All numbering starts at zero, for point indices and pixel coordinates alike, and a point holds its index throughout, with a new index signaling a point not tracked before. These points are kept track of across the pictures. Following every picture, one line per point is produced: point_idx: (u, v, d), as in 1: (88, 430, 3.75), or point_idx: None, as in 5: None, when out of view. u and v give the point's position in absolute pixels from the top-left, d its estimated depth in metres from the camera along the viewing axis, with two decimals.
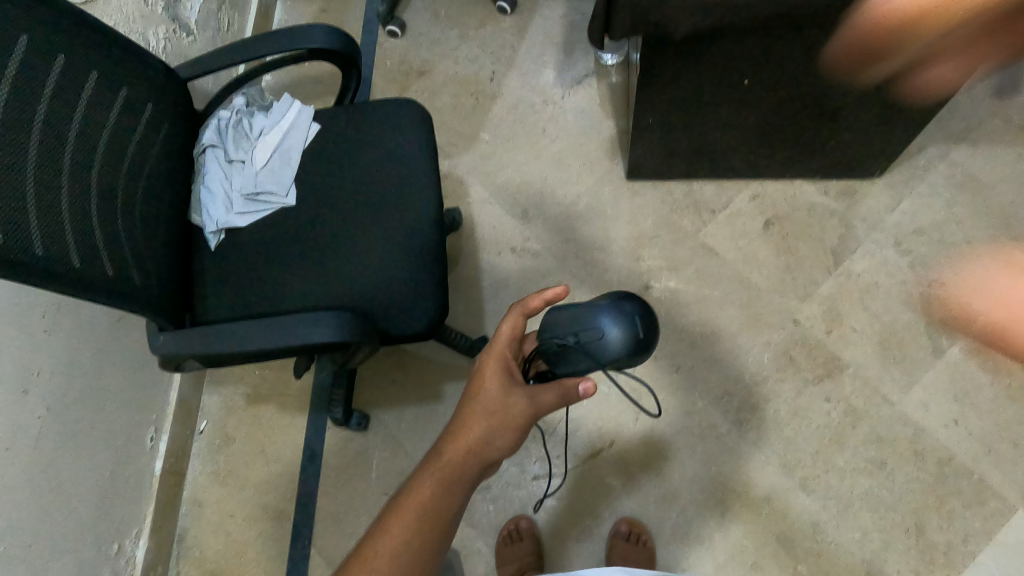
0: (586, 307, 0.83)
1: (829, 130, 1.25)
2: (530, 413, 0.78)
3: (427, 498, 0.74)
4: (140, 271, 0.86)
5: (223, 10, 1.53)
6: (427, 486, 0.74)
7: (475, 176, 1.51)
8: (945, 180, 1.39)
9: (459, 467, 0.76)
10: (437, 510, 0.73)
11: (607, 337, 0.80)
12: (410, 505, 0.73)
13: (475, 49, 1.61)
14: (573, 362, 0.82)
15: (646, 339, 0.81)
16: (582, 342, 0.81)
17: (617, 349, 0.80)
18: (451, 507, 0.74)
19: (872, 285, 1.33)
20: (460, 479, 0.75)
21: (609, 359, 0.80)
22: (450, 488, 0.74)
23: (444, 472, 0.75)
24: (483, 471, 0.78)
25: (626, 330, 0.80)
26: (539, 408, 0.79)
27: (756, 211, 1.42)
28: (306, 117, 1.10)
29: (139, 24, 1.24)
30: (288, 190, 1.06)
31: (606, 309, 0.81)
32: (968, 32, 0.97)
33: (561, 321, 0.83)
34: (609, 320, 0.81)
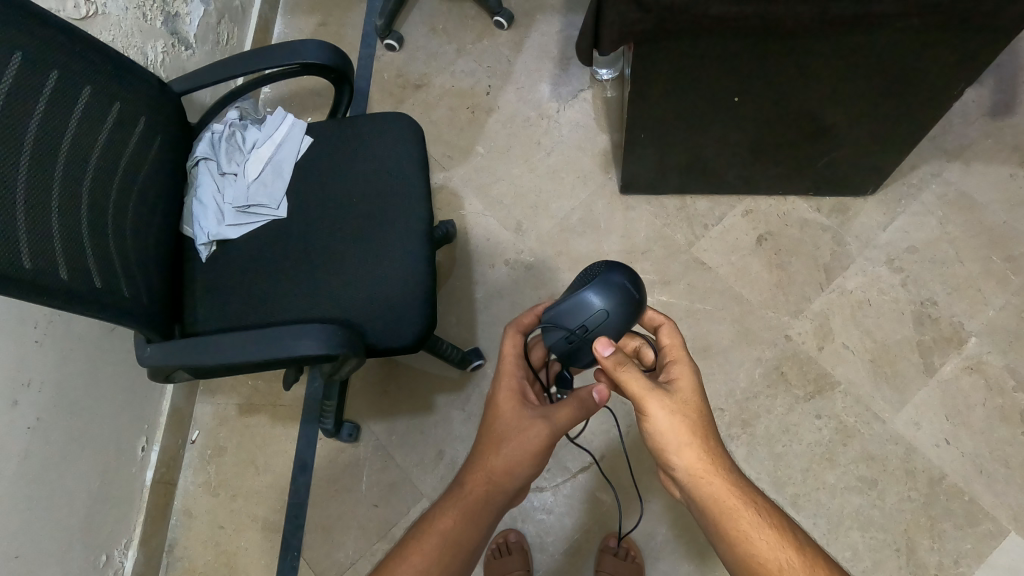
0: (578, 295, 0.83)
1: (820, 146, 1.26)
2: (551, 436, 0.80)
3: (448, 530, 0.76)
4: (128, 281, 0.86)
5: (222, 23, 1.55)
6: (448, 516, 0.77)
7: (470, 189, 1.52)
8: (937, 198, 1.40)
9: (481, 498, 0.79)
10: (457, 541, 0.76)
11: (610, 314, 0.82)
12: (431, 538, 0.76)
13: (472, 63, 1.63)
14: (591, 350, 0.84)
15: (639, 295, 0.84)
16: (592, 330, 0.82)
17: (623, 320, 0.83)
18: (471, 539, 0.77)
19: (864, 302, 1.33)
20: (482, 509, 0.78)
21: (619, 330, 0.83)
22: (471, 519, 0.77)
23: (465, 504, 0.78)
24: (505, 501, 0.80)
25: (620, 301, 0.82)
26: (560, 430, 0.80)
27: (749, 226, 1.42)
28: (299, 130, 1.11)
29: (137, 38, 1.26)
30: (279, 203, 1.07)
31: (592, 291, 0.82)
32: (956, 50, 0.98)
33: (558, 322, 0.83)
34: (603, 297, 0.82)
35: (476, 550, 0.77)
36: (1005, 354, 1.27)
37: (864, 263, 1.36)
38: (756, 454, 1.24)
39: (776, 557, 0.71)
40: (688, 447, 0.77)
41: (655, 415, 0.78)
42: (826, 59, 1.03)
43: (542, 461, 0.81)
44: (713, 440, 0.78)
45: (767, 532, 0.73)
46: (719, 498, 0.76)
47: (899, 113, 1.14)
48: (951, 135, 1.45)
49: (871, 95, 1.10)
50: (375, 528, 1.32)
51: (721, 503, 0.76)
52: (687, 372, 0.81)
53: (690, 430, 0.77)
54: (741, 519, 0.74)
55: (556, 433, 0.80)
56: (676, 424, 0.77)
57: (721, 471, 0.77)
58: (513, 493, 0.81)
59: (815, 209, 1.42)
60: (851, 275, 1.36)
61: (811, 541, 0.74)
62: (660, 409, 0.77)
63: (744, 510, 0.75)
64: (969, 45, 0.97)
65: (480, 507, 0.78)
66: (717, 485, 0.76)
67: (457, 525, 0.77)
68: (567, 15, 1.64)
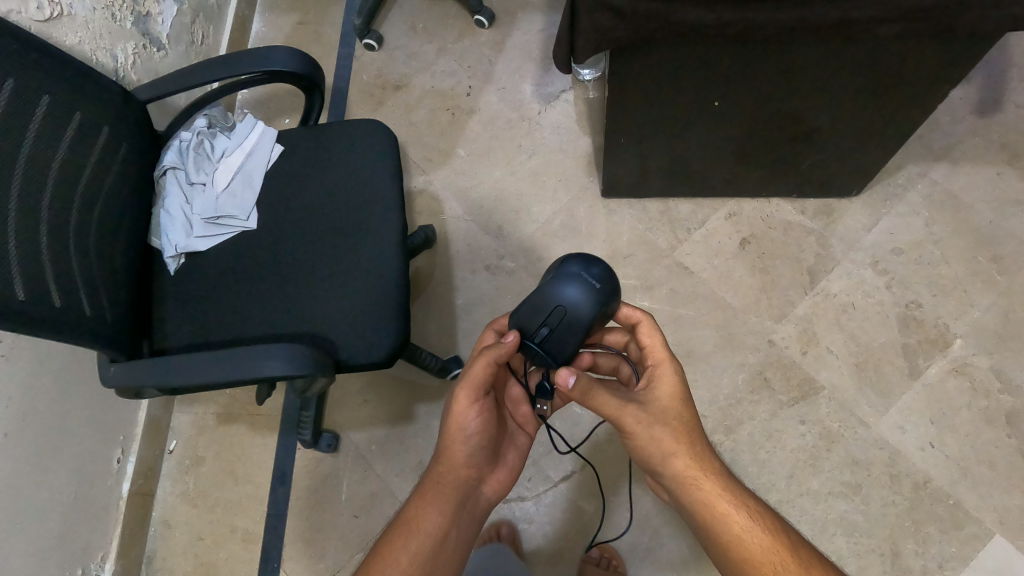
0: (538, 293, 0.89)
1: (803, 150, 1.25)
2: (471, 392, 0.86)
3: (414, 515, 0.84)
4: (91, 298, 0.84)
5: (197, 23, 1.50)
6: (411, 505, 0.86)
7: (450, 193, 1.49)
8: (923, 199, 1.39)
9: (437, 480, 0.87)
10: (421, 525, 0.83)
11: (573, 306, 0.88)
12: (398, 526, 0.84)
13: (452, 63, 1.59)
14: (561, 343, 0.87)
15: (605, 285, 0.89)
16: (557, 323, 0.87)
17: (585, 307, 0.87)
18: (432, 521, 0.83)
19: (849, 305, 1.32)
20: (439, 489, 0.86)
21: (586, 319, 0.87)
22: (430, 501, 0.85)
23: (423, 488, 0.87)
24: (459, 480, 0.88)
25: (580, 291, 0.88)
26: (473, 382, 0.86)
27: (732, 229, 1.40)
28: (269, 138, 1.08)
29: (106, 40, 1.21)
30: (249, 214, 1.04)
31: (552, 288, 0.89)
32: (938, 55, 0.96)
33: (524, 322, 0.88)
34: (562, 292, 0.88)
35: (443, 531, 0.83)
36: (990, 356, 1.26)
37: (849, 265, 1.35)
38: (740, 460, 1.23)
39: (770, 560, 0.74)
40: (673, 456, 0.80)
41: (635, 430, 0.80)
42: (810, 60, 1.00)
43: (474, 423, 0.87)
44: (698, 445, 0.81)
45: (759, 535, 0.75)
46: (710, 504, 0.79)
47: (885, 115, 1.12)
48: (936, 135, 1.44)
49: (855, 99, 1.09)
50: (355, 538, 1.30)
51: (712, 509, 0.79)
52: (668, 380, 0.84)
53: (672, 440, 0.80)
54: (731, 522, 0.77)
55: (473, 387, 0.86)
56: (657, 436, 0.80)
57: (708, 474, 0.80)
58: (467, 472, 0.89)
59: (800, 211, 1.40)
60: (835, 277, 1.34)
61: (802, 540, 0.77)
62: (638, 424, 0.80)
63: (735, 514, 0.77)
64: (953, 49, 0.95)
65: (438, 488, 0.86)
66: (707, 492, 0.79)
67: (418, 509, 0.85)
68: (548, 13, 1.61)
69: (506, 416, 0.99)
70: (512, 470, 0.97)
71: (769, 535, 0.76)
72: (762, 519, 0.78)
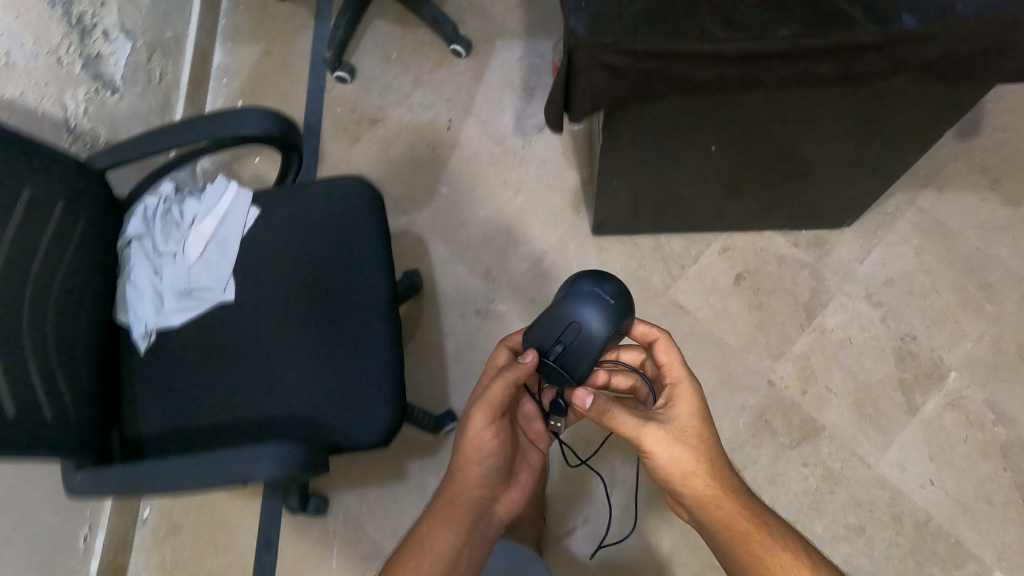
0: (552, 312, 0.88)
1: (798, 186, 1.23)
2: (487, 414, 0.84)
3: (426, 535, 0.81)
4: (51, 404, 0.75)
5: (154, 60, 1.36)
6: (424, 525, 0.83)
7: (435, 234, 1.43)
8: (912, 227, 1.38)
9: (451, 500, 0.85)
10: (434, 546, 0.80)
11: (587, 323, 0.86)
12: (410, 547, 0.81)
13: (430, 96, 1.52)
14: (577, 359, 0.86)
15: (618, 300, 0.88)
16: (572, 340, 0.86)
17: (598, 323, 0.86)
18: (445, 540, 0.81)
19: (845, 341, 1.31)
20: (452, 508, 0.84)
21: (601, 335, 0.86)
22: (443, 520, 0.82)
23: (436, 509, 0.84)
24: (474, 499, 0.86)
25: (593, 307, 0.87)
26: (490, 404, 0.84)
27: (727, 264, 1.38)
28: (243, 201, 0.99)
29: (53, 89, 1.08)
30: (225, 285, 0.96)
31: (565, 306, 0.88)
32: (933, 102, 0.95)
33: (539, 340, 0.87)
34: (575, 309, 0.87)
35: (457, 552, 0.80)
36: (984, 388, 1.26)
37: (843, 299, 1.34)
38: None
39: None
40: (693, 477, 0.77)
41: (656, 450, 0.78)
42: (809, 104, 0.97)
43: (490, 444, 0.85)
44: (718, 464, 0.78)
45: (780, 553, 0.73)
46: (730, 524, 0.76)
47: (879, 154, 1.11)
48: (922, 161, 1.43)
49: (849, 140, 1.07)
50: None
51: (732, 529, 0.76)
52: (687, 399, 0.81)
53: (692, 459, 0.77)
54: (751, 542, 0.74)
55: (490, 410, 0.84)
56: (678, 455, 0.78)
57: (727, 494, 0.77)
58: (480, 492, 0.87)
59: (793, 244, 1.39)
60: (831, 312, 1.33)
61: (824, 561, 0.74)
62: (659, 443, 0.78)
63: (754, 533, 0.75)
64: (948, 97, 0.94)
65: (451, 508, 0.84)
66: (727, 512, 0.77)
67: (430, 528, 0.82)
68: (527, 40, 1.54)
69: (517, 434, 0.99)
70: (524, 489, 0.95)
71: (790, 554, 0.73)
72: (783, 536, 0.75)
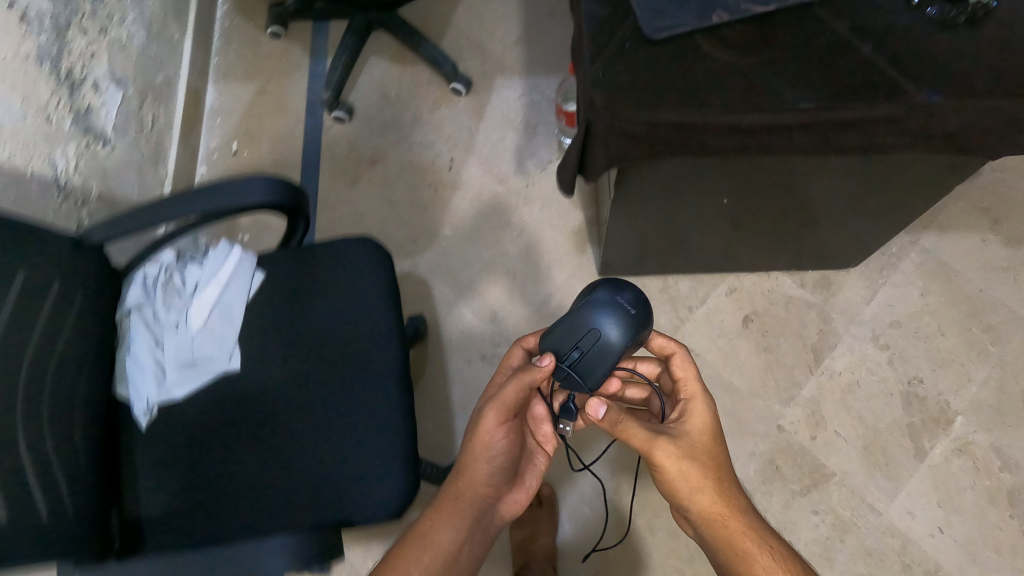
0: (571, 316, 0.84)
1: (807, 233, 1.23)
2: (500, 414, 0.78)
3: (427, 531, 0.76)
4: (50, 500, 0.72)
5: (145, 107, 1.35)
6: (426, 520, 0.78)
7: (438, 276, 1.40)
8: (916, 267, 1.38)
9: (455, 495, 0.80)
10: (435, 542, 0.75)
11: (606, 331, 0.82)
12: (409, 541, 0.76)
13: (430, 134, 1.50)
14: (594, 366, 0.81)
15: (638, 309, 0.84)
16: (590, 346, 0.81)
17: (618, 332, 0.82)
18: (446, 537, 0.76)
19: (854, 385, 1.31)
20: (456, 504, 0.79)
21: (620, 342, 0.82)
22: (446, 516, 0.77)
23: (440, 505, 0.79)
24: (480, 496, 0.81)
25: (613, 315, 0.83)
26: (504, 404, 0.78)
27: (734, 306, 1.37)
28: (247, 265, 0.97)
29: (42, 147, 1.07)
30: (231, 354, 0.93)
31: (584, 310, 0.84)
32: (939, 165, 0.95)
33: (555, 344, 0.83)
34: (595, 314, 0.83)
35: (457, 551, 0.75)
36: (990, 432, 1.27)
37: (851, 341, 1.34)
38: None
39: None
40: (700, 493, 0.75)
41: (665, 464, 0.75)
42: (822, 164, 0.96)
43: (500, 443, 0.80)
44: (726, 482, 0.76)
45: None
46: (733, 542, 0.73)
47: (890, 206, 1.10)
48: None
49: (857, 194, 1.07)
50: None
51: (735, 547, 0.73)
52: (700, 415, 0.79)
53: (702, 475, 0.75)
54: (754, 563, 0.71)
55: (503, 410, 0.78)
56: (687, 470, 0.75)
57: (733, 512, 0.75)
58: (486, 490, 0.81)
59: (799, 284, 1.38)
60: (839, 355, 1.33)
61: None
62: (670, 457, 0.74)
63: (757, 553, 0.72)
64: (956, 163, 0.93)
65: (455, 504, 0.79)
66: (731, 530, 0.74)
67: (432, 523, 0.77)
68: (528, 77, 1.52)
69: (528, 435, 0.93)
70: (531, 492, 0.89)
71: None
72: (787, 556, 0.72)
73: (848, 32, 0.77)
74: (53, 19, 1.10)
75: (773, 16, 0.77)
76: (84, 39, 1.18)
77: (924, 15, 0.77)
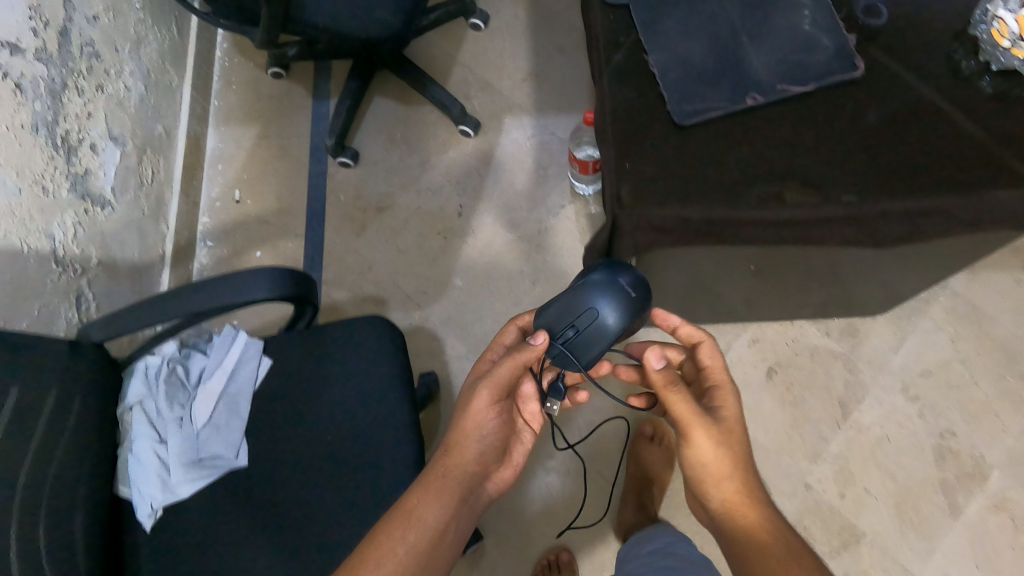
0: (570, 292, 0.76)
1: (838, 288, 1.17)
2: (493, 393, 0.73)
3: (414, 505, 0.71)
4: None
5: (144, 160, 1.31)
6: (414, 495, 0.73)
7: (450, 329, 1.35)
8: (946, 312, 1.33)
9: (444, 471, 0.75)
10: (423, 519, 0.70)
11: (604, 311, 0.75)
12: (396, 515, 0.70)
13: (438, 179, 1.44)
14: (589, 347, 0.74)
15: (639, 292, 0.76)
16: (586, 326, 0.74)
17: (617, 314, 0.75)
18: (433, 512, 0.71)
19: (883, 439, 1.26)
20: (444, 480, 0.74)
21: (618, 325, 0.75)
22: (435, 492, 0.73)
23: (428, 479, 0.74)
24: (469, 472, 0.76)
25: (614, 296, 0.75)
26: (498, 383, 0.73)
27: (757, 357, 1.32)
28: (254, 351, 0.93)
29: (38, 220, 1.03)
30: (238, 448, 0.88)
31: (585, 283, 0.76)
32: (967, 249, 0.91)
33: (551, 320, 0.76)
34: (594, 293, 0.75)
35: (443, 527, 0.71)
36: None
37: (879, 392, 1.28)
38: None
39: None
40: (722, 479, 0.73)
41: (700, 443, 0.72)
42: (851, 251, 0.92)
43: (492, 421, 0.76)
44: (749, 472, 0.74)
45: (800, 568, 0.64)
46: (749, 532, 0.70)
47: (928, 266, 1.04)
48: None
49: (888, 263, 1.02)
50: None
51: (753, 536, 0.69)
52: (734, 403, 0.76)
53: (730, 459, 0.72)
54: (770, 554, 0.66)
55: (497, 388, 0.73)
56: (719, 453, 0.72)
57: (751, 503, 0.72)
58: (475, 468, 0.77)
59: (824, 333, 1.33)
60: (867, 408, 1.28)
61: None
62: (707, 437, 0.72)
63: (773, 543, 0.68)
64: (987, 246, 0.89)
65: (443, 479, 0.74)
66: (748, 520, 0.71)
67: (419, 497, 0.72)
68: (538, 116, 1.46)
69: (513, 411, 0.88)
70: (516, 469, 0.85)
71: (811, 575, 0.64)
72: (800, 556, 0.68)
73: (896, 109, 0.71)
74: (48, 83, 1.05)
75: (811, 96, 0.72)
76: (80, 100, 1.13)
77: (980, 88, 0.71)
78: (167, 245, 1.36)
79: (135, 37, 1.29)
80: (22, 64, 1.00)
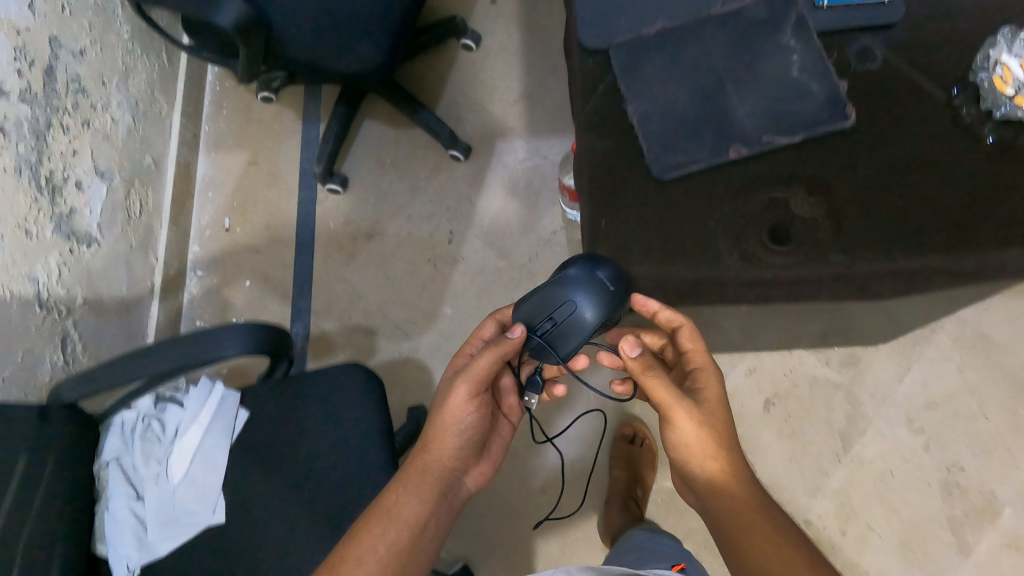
0: (551, 283, 0.73)
1: (839, 322, 1.12)
2: (472, 387, 0.71)
3: (392, 502, 0.69)
4: None
5: (132, 193, 1.29)
6: (392, 492, 0.70)
7: (440, 360, 1.33)
8: (953, 341, 1.27)
9: (423, 467, 0.72)
10: (402, 516, 0.67)
11: (583, 303, 0.71)
12: (373, 514, 0.67)
13: (428, 205, 1.42)
14: (568, 339, 0.73)
15: (618, 287, 0.69)
16: (563, 318, 0.72)
17: (596, 307, 0.71)
18: (412, 507, 0.68)
19: (887, 473, 1.21)
20: (423, 476, 0.71)
21: (597, 318, 0.72)
22: (414, 487, 0.70)
23: (407, 476, 0.72)
24: (449, 467, 0.74)
25: (591, 290, 0.70)
26: (477, 377, 0.71)
27: (755, 388, 1.28)
28: (231, 403, 0.92)
29: (22, 264, 1.01)
30: (215, 505, 0.87)
31: (563, 277, 0.72)
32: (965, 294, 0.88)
33: (530, 313, 0.74)
34: (573, 286, 0.72)
35: (423, 523, 0.68)
36: None
37: (883, 425, 1.24)
38: None
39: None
40: (707, 457, 0.69)
41: (681, 424, 0.69)
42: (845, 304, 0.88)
43: (471, 416, 0.73)
44: (736, 454, 0.70)
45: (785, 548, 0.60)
46: (735, 511, 0.65)
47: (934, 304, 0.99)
48: None
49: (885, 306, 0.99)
50: None
51: (739, 515, 0.64)
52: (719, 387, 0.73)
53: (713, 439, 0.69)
54: (755, 533, 0.62)
55: (475, 382, 0.71)
56: (701, 432, 0.69)
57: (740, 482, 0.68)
58: (455, 462, 0.74)
59: (825, 362, 1.28)
60: (869, 440, 1.23)
61: None
62: (688, 419, 0.69)
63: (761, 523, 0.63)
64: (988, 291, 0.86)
65: (422, 475, 0.71)
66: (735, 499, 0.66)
67: (398, 494, 0.69)
68: (530, 138, 1.42)
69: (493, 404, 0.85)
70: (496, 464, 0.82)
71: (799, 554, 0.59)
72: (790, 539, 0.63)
73: (890, 163, 0.67)
74: (32, 124, 1.04)
75: (800, 149, 0.68)
76: (65, 138, 1.11)
77: (982, 143, 0.67)
78: (156, 278, 1.34)
79: (122, 68, 1.27)
80: (5, 107, 0.98)
